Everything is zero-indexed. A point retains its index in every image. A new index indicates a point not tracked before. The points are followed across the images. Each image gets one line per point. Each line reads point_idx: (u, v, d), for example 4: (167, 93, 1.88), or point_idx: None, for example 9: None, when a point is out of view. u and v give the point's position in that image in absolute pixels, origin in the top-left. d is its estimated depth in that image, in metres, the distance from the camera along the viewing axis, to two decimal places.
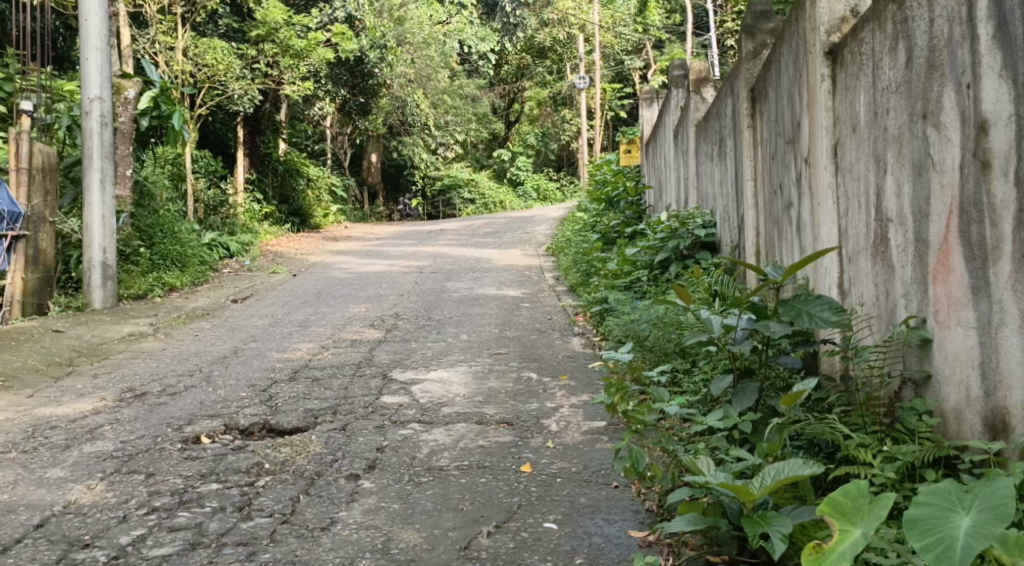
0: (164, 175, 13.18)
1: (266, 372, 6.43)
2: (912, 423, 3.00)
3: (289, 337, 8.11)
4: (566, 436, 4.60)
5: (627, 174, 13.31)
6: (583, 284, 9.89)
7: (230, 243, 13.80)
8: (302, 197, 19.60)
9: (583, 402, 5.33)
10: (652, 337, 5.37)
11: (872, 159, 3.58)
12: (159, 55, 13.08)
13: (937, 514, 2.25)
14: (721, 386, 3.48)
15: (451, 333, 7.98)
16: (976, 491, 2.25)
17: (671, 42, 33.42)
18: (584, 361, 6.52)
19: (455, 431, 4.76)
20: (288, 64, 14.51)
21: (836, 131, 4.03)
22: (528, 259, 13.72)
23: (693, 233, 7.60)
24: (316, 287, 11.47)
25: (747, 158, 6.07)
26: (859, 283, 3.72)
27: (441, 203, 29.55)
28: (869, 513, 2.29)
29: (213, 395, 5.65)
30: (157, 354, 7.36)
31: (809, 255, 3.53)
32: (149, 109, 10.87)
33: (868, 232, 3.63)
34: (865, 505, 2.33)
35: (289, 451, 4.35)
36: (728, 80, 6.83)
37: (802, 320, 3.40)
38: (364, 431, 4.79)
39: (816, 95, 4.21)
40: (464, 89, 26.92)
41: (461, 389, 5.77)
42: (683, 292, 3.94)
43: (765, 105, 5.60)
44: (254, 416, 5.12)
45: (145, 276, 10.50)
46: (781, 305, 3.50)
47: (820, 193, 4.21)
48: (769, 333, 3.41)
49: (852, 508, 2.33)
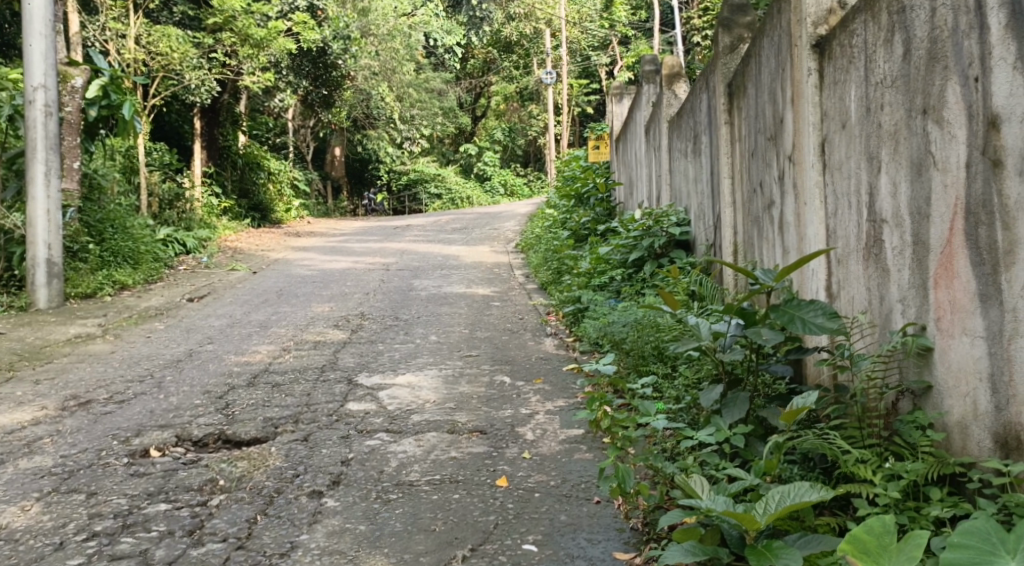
0: (115, 167, 12.88)
1: (223, 377, 6.18)
2: (914, 438, 2.81)
3: (248, 338, 7.84)
4: (543, 446, 4.39)
5: (597, 170, 13.13)
6: (554, 282, 9.70)
7: (187, 239, 13.48)
8: (262, 191, 19.20)
9: (559, 408, 5.12)
10: (629, 341, 5.17)
11: (864, 157, 3.40)
12: (109, 43, 12.68)
13: (979, 557, 2.22)
14: (712, 398, 3.28)
15: (419, 334, 7.75)
16: (1017, 533, 2.21)
17: (637, 39, 33.43)
18: (558, 363, 6.32)
19: (426, 440, 4.55)
20: (247, 54, 14.15)
21: (822, 127, 3.85)
22: (496, 256, 13.51)
23: (667, 232, 7.43)
24: (278, 285, 11.19)
25: (724, 155, 5.88)
26: (849, 287, 3.54)
27: (407, 198, 29.24)
28: (898, 554, 2.24)
29: (164, 404, 5.41)
30: (107, 357, 7.08)
31: (802, 259, 3.34)
32: (98, 98, 10.55)
33: (860, 234, 3.44)
34: (891, 543, 2.27)
35: (246, 465, 4.19)
36: (703, 75, 6.63)
37: (795, 326, 3.21)
38: (328, 442, 4.56)
39: (801, 90, 4.02)
40: (431, 83, 26.58)
41: (429, 395, 5.54)
42: (668, 296, 3.74)
43: (744, 100, 5.41)
44: (208, 427, 4.91)
45: (95, 274, 10.17)
46: (772, 311, 3.30)
47: (807, 191, 4.02)
48: (761, 341, 3.22)
49: (877, 547, 2.27)
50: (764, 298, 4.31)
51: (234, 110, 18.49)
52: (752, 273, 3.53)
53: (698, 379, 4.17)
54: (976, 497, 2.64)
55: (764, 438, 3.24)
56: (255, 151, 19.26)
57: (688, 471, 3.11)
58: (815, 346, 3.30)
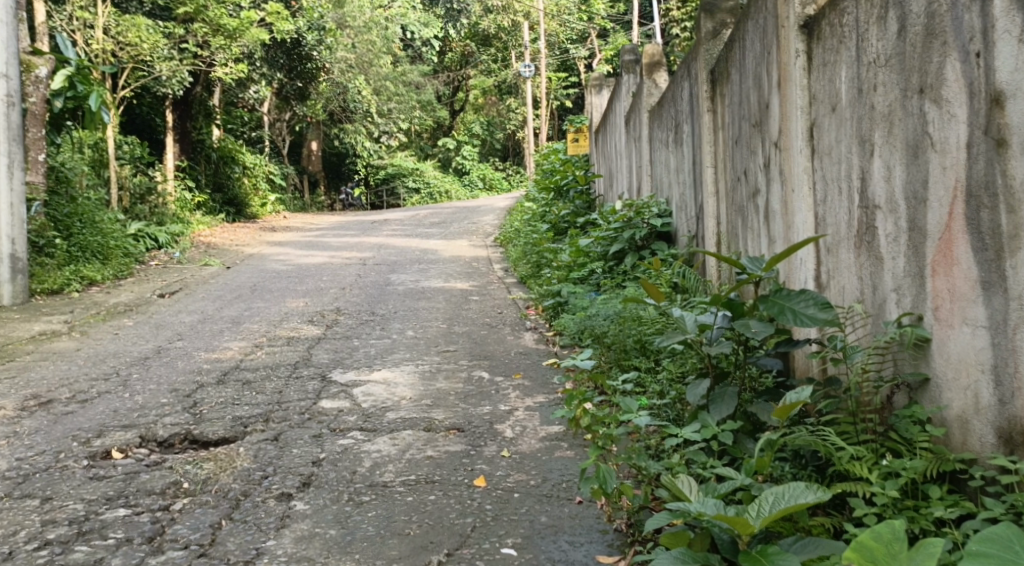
0: (83, 160, 12.62)
1: (191, 375, 5.97)
2: (911, 433, 2.66)
3: (220, 334, 7.63)
4: (522, 444, 4.23)
5: (576, 163, 12.98)
6: (533, 275, 9.54)
7: (159, 234, 13.23)
8: (237, 185, 18.90)
9: (539, 404, 4.97)
10: (611, 335, 5.02)
11: (856, 140, 3.26)
12: (77, 33, 12.44)
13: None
14: (698, 392, 3.10)
15: (396, 329, 7.57)
16: None
17: (616, 32, 33.36)
18: (538, 358, 6.16)
19: (401, 439, 4.38)
20: (219, 44, 13.91)
21: (811, 111, 3.71)
22: (475, 250, 13.33)
23: (648, 223, 7.28)
24: (252, 280, 10.96)
25: (706, 143, 5.74)
26: (840, 276, 3.40)
27: (385, 192, 28.96)
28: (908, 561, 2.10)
29: (129, 402, 5.22)
30: (72, 355, 6.85)
31: (792, 247, 3.18)
32: (63, 89, 10.28)
33: (852, 221, 3.31)
34: (900, 551, 2.13)
35: (212, 467, 4.01)
36: (685, 62, 6.49)
37: (785, 318, 3.05)
38: (299, 442, 4.38)
39: (788, 73, 3.88)
40: (409, 76, 26.32)
41: (405, 391, 5.37)
42: (651, 288, 3.56)
43: (728, 87, 5.27)
44: (174, 426, 4.74)
45: (62, 270, 9.92)
46: (761, 301, 3.14)
47: (794, 177, 3.88)
48: (749, 334, 3.05)
49: (886, 555, 2.13)
50: (753, 289, 4.17)
51: (208, 103, 18.19)
52: (740, 262, 3.37)
53: (683, 372, 4.02)
54: (977, 495, 2.51)
55: (753, 434, 3.09)
56: (229, 145, 18.92)
57: (674, 472, 2.96)
58: (806, 339, 3.14)
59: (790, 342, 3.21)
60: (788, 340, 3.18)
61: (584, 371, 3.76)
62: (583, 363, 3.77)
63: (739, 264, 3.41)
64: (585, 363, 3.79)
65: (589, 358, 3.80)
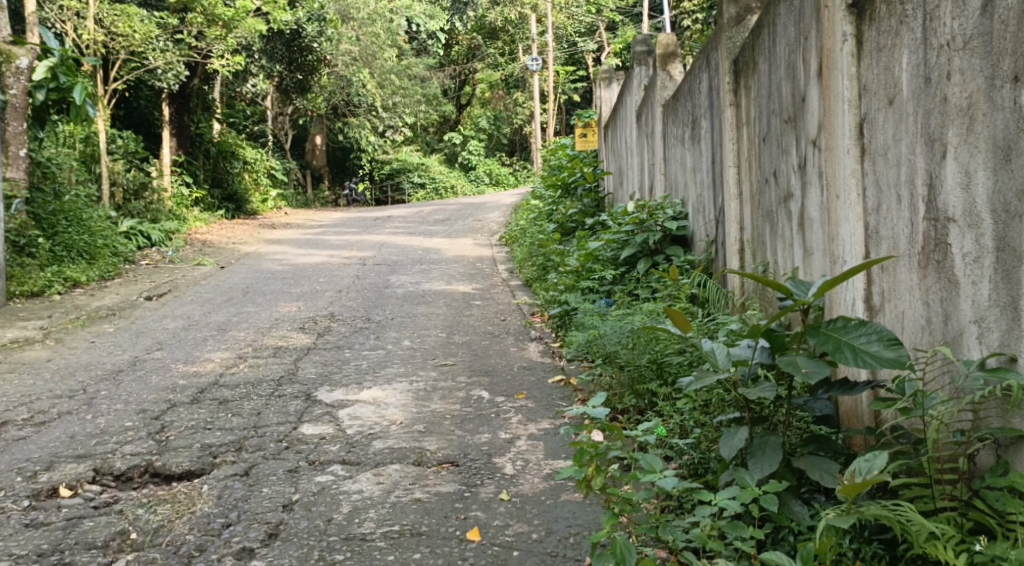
0: (71, 156, 12.13)
1: (164, 393, 5.46)
2: (1004, 505, 2.21)
3: (202, 343, 7.13)
4: (524, 483, 3.72)
5: (584, 159, 12.44)
6: (540, 279, 9.03)
7: (152, 232, 12.75)
8: (237, 180, 18.36)
9: (544, 432, 4.45)
10: (625, 356, 4.55)
11: (920, 137, 2.72)
12: (67, 23, 11.87)
13: None
14: (735, 446, 2.56)
15: (391, 339, 7.05)
16: None
17: (624, 24, 32.79)
18: (543, 374, 5.64)
19: (387, 476, 3.87)
20: (215, 35, 13.45)
21: (861, 104, 3.15)
22: (479, 250, 12.81)
23: (662, 226, 6.73)
24: (246, 281, 10.46)
25: (728, 141, 5.18)
26: (898, 299, 2.87)
27: (390, 187, 28.46)
28: None
29: (89, 426, 4.72)
30: (40, 367, 6.35)
31: (851, 269, 2.64)
32: (46, 80, 9.70)
33: (914, 235, 2.77)
34: None
35: (168, 510, 3.52)
36: (703, 51, 5.93)
37: (844, 357, 2.51)
38: (271, 479, 3.88)
39: (833, 60, 3.33)
40: (414, 69, 25.47)
41: (396, 414, 4.85)
42: (678, 315, 3.03)
43: (754, 78, 4.73)
44: (134, 456, 4.24)
45: (43, 271, 9.44)
46: (811, 335, 2.60)
47: (839, 182, 3.33)
48: (799, 376, 2.51)
49: None
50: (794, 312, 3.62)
51: (206, 96, 17.71)
52: (786, 288, 2.83)
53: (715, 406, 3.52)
54: None
55: (800, 493, 2.59)
56: (229, 139, 18.40)
57: (708, 547, 2.45)
58: (867, 382, 2.59)
59: (845, 384, 2.66)
60: (844, 383, 2.63)
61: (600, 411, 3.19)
62: (597, 399, 3.20)
63: (786, 290, 2.87)
64: (598, 402, 3.19)
65: (604, 395, 3.23)
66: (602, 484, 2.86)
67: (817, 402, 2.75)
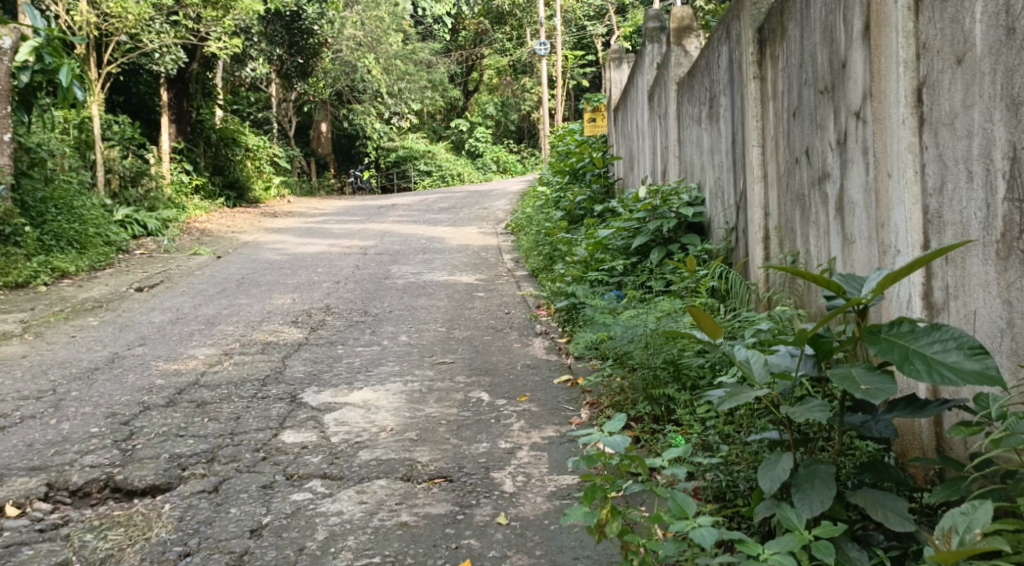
0: (62, 142, 11.71)
1: (138, 394, 5.03)
2: None
3: (188, 338, 6.69)
4: (525, 504, 3.31)
5: (593, 144, 12.00)
6: (547, 270, 8.60)
7: (148, 220, 12.37)
8: (239, 167, 17.92)
9: (548, 441, 4.02)
10: (637, 357, 4.12)
11: (1002, 101, 2.32)
12: (60, 5, 11.39)
13: None
14: (778, 479, 2.14)
15: (388, 333, 6.63)
16: None
17: (633, 8, 32.19)
18: (549, 373, 5.20)
19: (372, 493, 3.45)
20: (211, 16, 13.08)
21: (919, 66, 2.72)
22: (485, 238, 12.37)
23: (677, 213, 6.28)
24: (241, 271, 10.04)
25: (752, 119, 4.73)
26: (969, 296, 2.47)
27: (396, 175, 28.02)
28: None
29: (50, 433, 4.30)
30: (12, 364, 5.92)
31: (922, 258, 2.19)
32: (30, 62, 8.94)
33: (991, 217, 2.38)
34: None
35: (121, 537, 3.11)
36: (722, 21, 5.47)
37: (914, 369, 2.08)
38: (241, 496, 3.46)
39: (884, 16, 2.89)
40: (420, 54, 24.94)
41: (387, 419, 4.43)
42: (705, 318, 2.62)
43: (782, 46, 4.28)
44: (94, 469, 3.81)
45: (30, 260, 9.03)
46: (871, 342, 2.17)
47: (891, 160, 2.89)
48: (859, 391, 2.06)
49: None
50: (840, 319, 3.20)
51: (207, 82, 17.28)
52: (837, 286, 2.38)
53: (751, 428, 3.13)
54: None
55: (852, 538, 2.17)
56: (231, 126, 18.00)
57: None
58: (942, 402, 2.17)
59: (912, 403, 2.24)
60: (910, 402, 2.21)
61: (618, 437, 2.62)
62: (615, 421, 2.63)
63: (836, 288, 2.41)
64: (617, 427, 2.63)
65: (622, 415, 2.67)
66: (619, 529, 2.46)
67: (877, 424, 2.27)
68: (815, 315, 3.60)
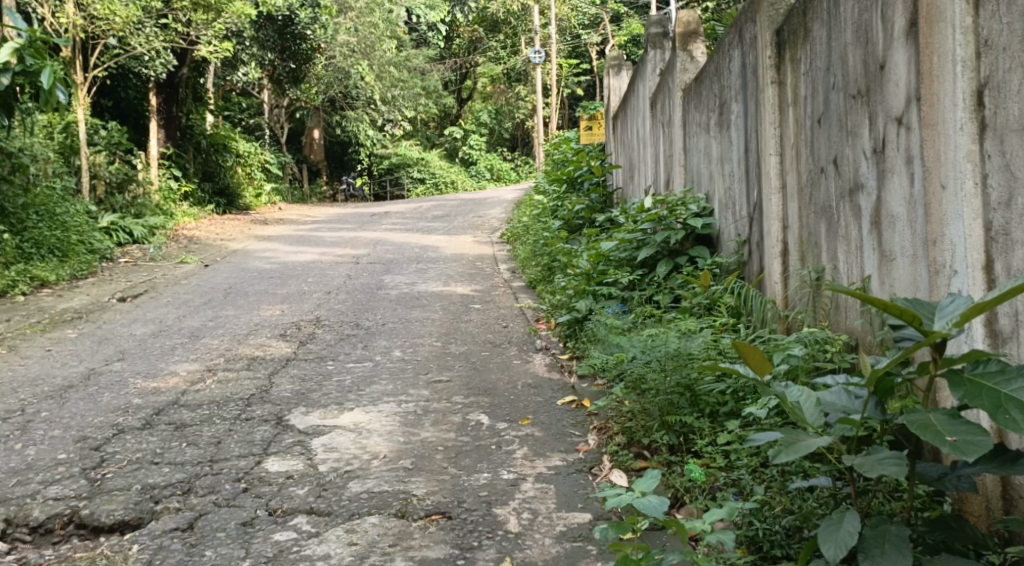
0: (46, 146, 11.33)
1: (112, 416, 4.69)
2: None
3: (170, 353, 6.34)
4: (534, 548, 3.00)
5: (591, 152, 11.69)
6: (546, 281, 8.28)
7: (134, 227, 12.05)
8: (228, 174, 17.55)
9: (557, 471, 3.71)
10: (652, 381, 3.79)
11: None
12: (46, 7, 11.01)
13: None
14: (844, 545, 2.09)
15: (381, 348, 6.30)
16: None
17: (629, 17, 32.00)
18: (552, 393, 4.88)
19: (361, 532, 3.14)
20: (201, 20, 12.71)
21: (980, 66, 2.41)
22: (480, 247, 12.03)
23: (684, 224, 5.97)
24: (229, 281, 9.69)
25: (769, 126, 4.41)
26: None
27: (389, 182, 27.53)
28: None
29: (14, 460, 3.96)
30: None
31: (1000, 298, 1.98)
32: (9, 64, 8.42)
33: None
34: None
35: None
36: (734, 23, 5.17)
37: (1009, 418, 1.96)
38: (217, 536, 3.14)
39: (936, 11, 2.58)
40: (414, 61, 24.58)
41: (379, 445, 4.11)
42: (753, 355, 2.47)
43: (805, 48, 3.98)
44: (57, 502, 3.48)
45: (8, 269, 8.67)
46: (956, 389, 2.06)
47: (943, 171, 2.58)
48: (947, 446, 1.94)
49: None
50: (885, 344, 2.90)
51: (197, 86, 16.92)
52: (911, 318, 2.14)
53: (785, 466, 2.86)
54: None
55: None
56: (221, 132, 17.58)
57: None
58: None
59: (1001, 455, 2.09)
60: (997, 455, 2.08)
61: (653, 498, 2.49)
62: (648, 482, 2.51)
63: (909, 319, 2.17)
64: (650, 489, 2.48)
65: (657, 473, 2.53)
66: None
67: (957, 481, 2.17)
68: (870, 348, 3.14)
